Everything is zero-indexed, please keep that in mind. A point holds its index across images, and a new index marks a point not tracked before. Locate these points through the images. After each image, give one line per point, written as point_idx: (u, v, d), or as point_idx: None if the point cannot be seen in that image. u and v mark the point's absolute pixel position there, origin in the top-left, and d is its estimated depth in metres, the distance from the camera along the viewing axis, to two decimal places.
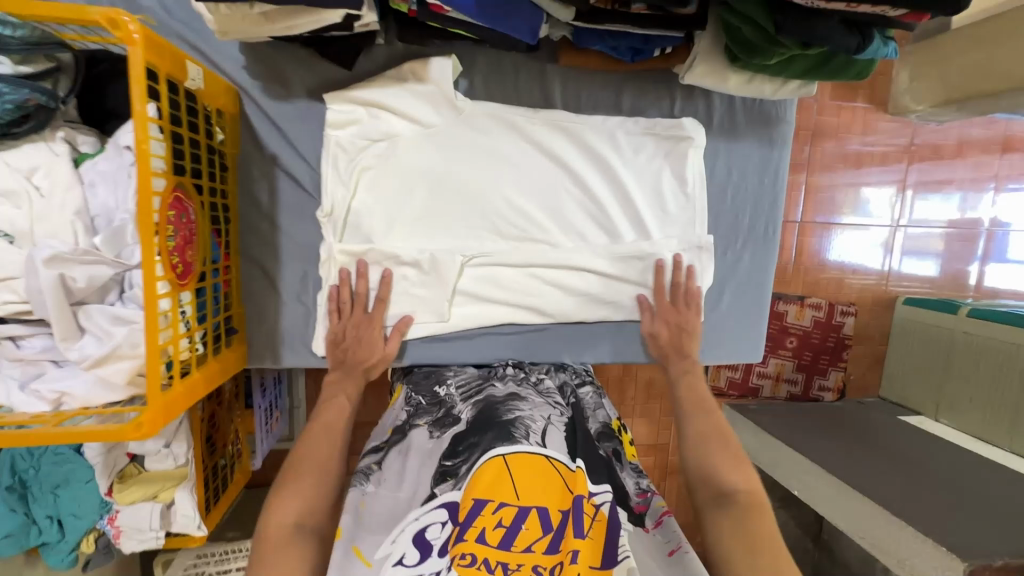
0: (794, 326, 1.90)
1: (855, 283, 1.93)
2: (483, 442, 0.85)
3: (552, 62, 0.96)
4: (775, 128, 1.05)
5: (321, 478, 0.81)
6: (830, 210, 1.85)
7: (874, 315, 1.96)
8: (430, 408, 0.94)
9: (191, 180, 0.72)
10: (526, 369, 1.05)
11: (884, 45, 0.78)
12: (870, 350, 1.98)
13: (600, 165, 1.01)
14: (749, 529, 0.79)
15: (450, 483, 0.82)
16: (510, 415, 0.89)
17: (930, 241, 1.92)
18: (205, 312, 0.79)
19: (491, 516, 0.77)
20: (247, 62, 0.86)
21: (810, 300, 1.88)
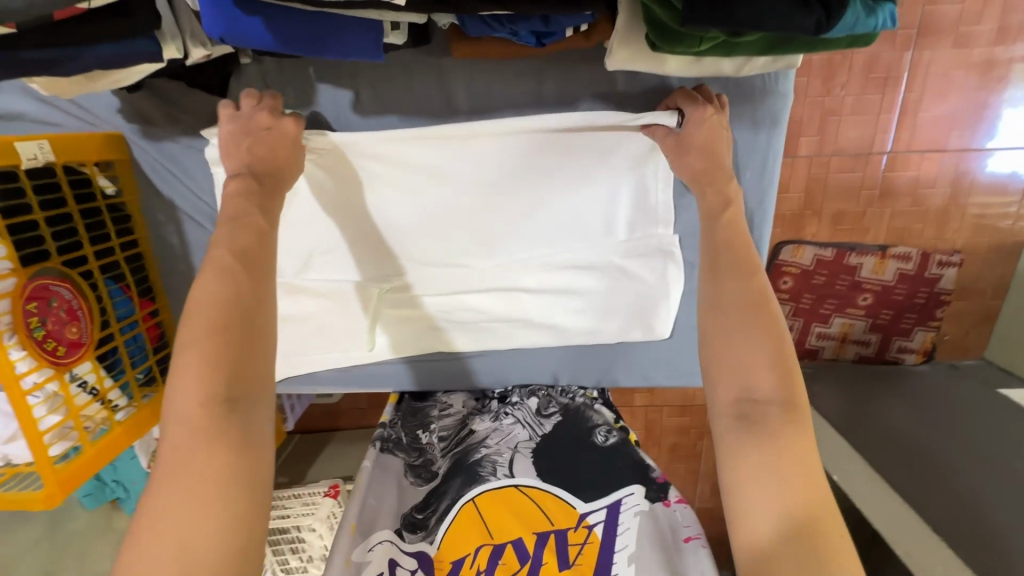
0: (869, 280, 1.47)
1: (970, 224, 1.42)
2: (451, 490, 0.84)
3: (448, 54, 0.78)
4: (760, 103, 0.78)
5: (237, 341, 0.54)
6: (938, 134, 1.32)
7: (991, 264, 1.46)
8: (408, 451, 0.91)
9: (59, 258, 0.73)
10: (511, 395, 1.00)
11: (863, 16, 0.53)
12: (978, 307, 1.50)
13: (527, 174, 0.84)
14: (790, 483, 0.54)
15: (419, 536, 0.79)
16: (477, 455, 0.89)
17: None
18: (122, 368, 0.84)
19: (470, 569, 0.75)
20: (121, 105, 0.81)
21: (895, 249, 1.44)
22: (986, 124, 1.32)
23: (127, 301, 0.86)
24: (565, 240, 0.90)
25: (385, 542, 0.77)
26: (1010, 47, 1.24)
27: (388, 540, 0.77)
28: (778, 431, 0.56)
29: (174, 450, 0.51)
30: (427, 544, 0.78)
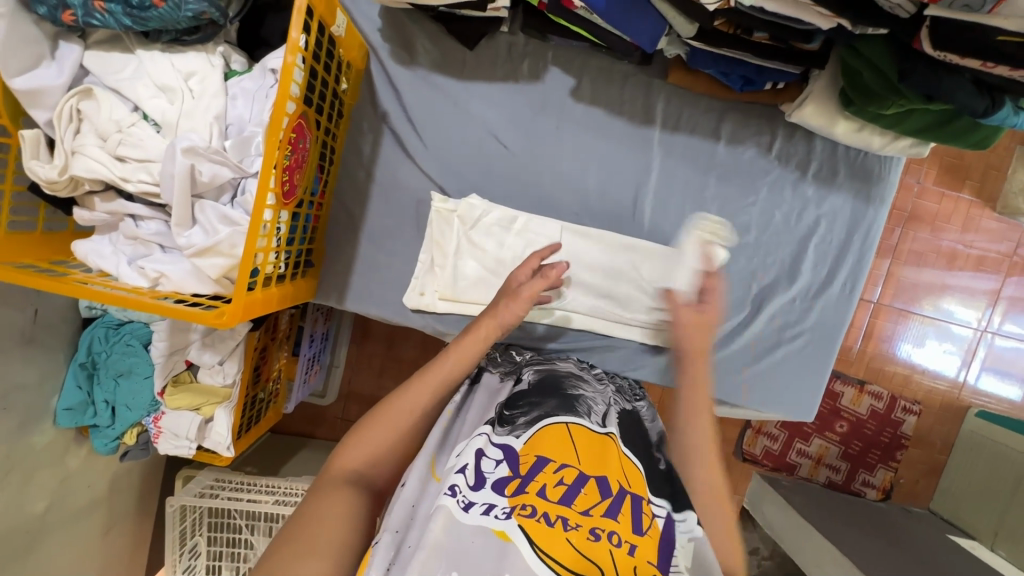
0: (847, 410, 1.65)
1: (924, 384, 1.68)
2: (545, 406, 0.79)
3: (660, 78, 0.99)
4: (874, 185, 1.02)
5: (388, 439, 0.74)
6: (910, 298, 1.64)
7: (941, 420, 1.67)
8: (502, 364, 0.94)
9: (313, 113, 0.79)
10: (612, 376, 1.02)
11: (1014, 114, 0.75)
12: (927, 457, 1.69)
13: (687, 186, 1.02)
14: None
15: (505, 430, 0.75)
16: (574, 390, 0.85)
17: (1017, 360, 1.66)
18: (294, 236, 0.86)
19: (552, 474, 0.69)
20: (383, 26, 0.95)
21: (871, 386, 1.66)
22: (946, 300, 1.64)
23: (319, 180, 0.92)
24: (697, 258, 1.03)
25: (482, 435, 0.73)
26: (968, 244, 1.63)
27: (484, 433, 0.73)
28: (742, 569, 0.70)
29: (315, 495, 0.67)
30: (513, 438, 0.74)
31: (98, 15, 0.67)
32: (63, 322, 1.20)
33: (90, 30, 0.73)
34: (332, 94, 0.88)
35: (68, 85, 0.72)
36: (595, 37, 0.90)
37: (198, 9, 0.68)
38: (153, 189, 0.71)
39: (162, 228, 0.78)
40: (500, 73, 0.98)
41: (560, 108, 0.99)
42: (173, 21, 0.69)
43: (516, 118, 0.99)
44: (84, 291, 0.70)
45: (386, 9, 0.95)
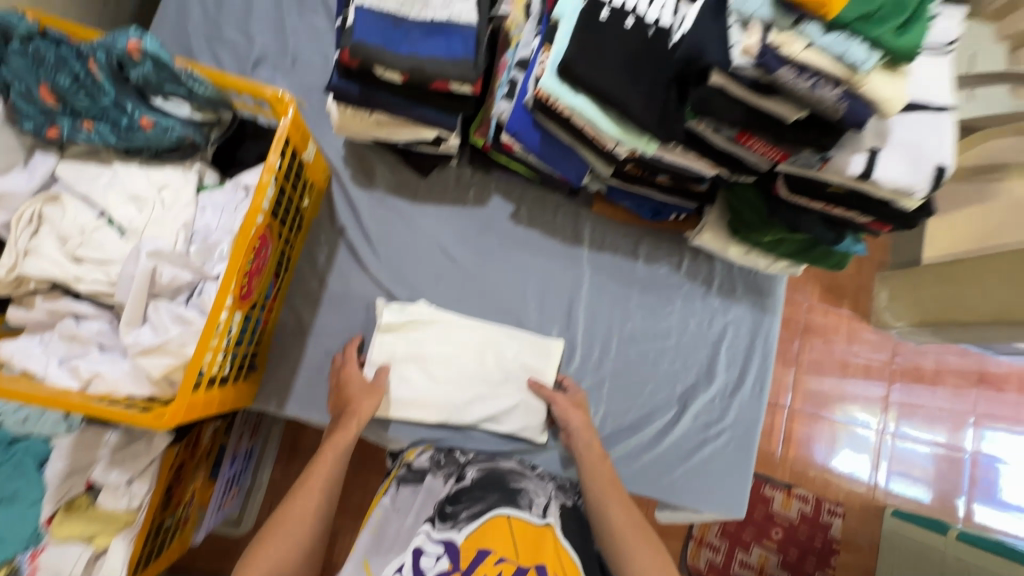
0: (779, 515, 1.71)
1: (843, 485, 1.76)
2: (488, 499, 0.81)
3: (586, 207, 1.17)
4: (767, 297, 1.20)
5: (289, 551, 0.79)
6: (819, 403, 1.75)
7: (863, 522, 1.74)
8: (444, 465, 0.90)
9: (277, 224, 0.86)
10: (556, 477, 1.04)
11: (855, 244, 0.99)
12: (860, 564, 1.73)
13: (612, 297, 1.15)
14: None
15: (447, 524, 0.78)
16: (517, 484, 0.85)
17: (917, 463, 1.77)
18: (244, 337, 0.87)
19: (491, 567, 0.73)
20: (346, 155, 1.08)
21: (798, 490, 1.73)
22: (844, 407, 1.76)
23: (273, 285, 0.96)
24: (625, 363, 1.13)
25: (421, 533, 0.77)
26: (853, 348, 1.77)
27: (423, 531, 0.77)
28: None
29: None
30: (455, 532, 0.77)
31: (84, 132, 0.74)
32: None
33: (69, 144, 0.78)
34: (296, 210, 0.97)
35: (36, 190, 0.75)
36: (530, 171, 1.06)
37: (182, 133, 0.76)
38: (106, 289, 0.72)
39: (105, 327, 0.77)
40: (449, 197, 1.12)
41: (501, 228, 1.13)
42: (157, 141, 0.76)
43: (463, 235, 1.11)
44: (4, 392, 0.67)
45: (349, 142, 1.08)
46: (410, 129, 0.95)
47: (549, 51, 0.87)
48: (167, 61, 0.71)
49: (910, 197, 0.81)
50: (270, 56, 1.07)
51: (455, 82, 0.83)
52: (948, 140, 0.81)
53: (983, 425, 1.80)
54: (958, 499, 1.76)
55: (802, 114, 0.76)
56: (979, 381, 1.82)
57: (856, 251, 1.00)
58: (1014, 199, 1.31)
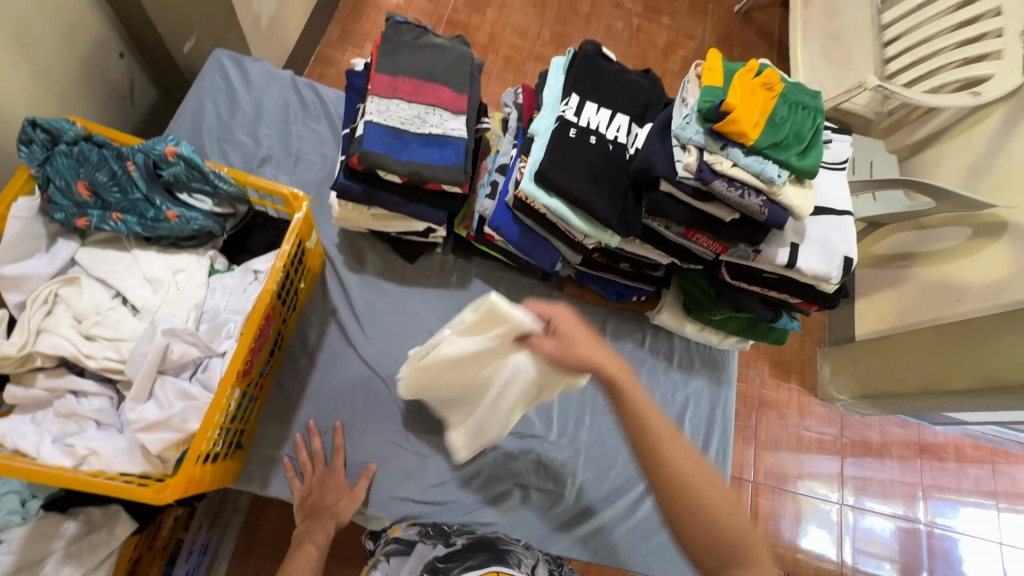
0: None
1: (812, 560, 1.72)
2: (479, 556, 0.85)
3: (557, 289, 1.29)
4: (721, 370, 1.32)
5: None
6: (781, 477, 1.78)
7: None
8: (433, 537, 0.93)
9: (279, 306, 0.94)
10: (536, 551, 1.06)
11: (790, 320, 1.14)
12: None
13: (584, 372, 1.24)
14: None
15: None
16: (505, 547, 0.90)
17: (881, 539, 1.76)
18: (238, 413, 0.91)
19: None
20: (340, 243, 1.18)
21: None
22: (802, 481, 1.79)
23: (267, 363, 1.00)
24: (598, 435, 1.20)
25: None
26: (805, 421, 1.85)
27: None
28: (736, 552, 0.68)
29: None
30: None
31: (111, 224, 0.81)
32: None
33: (92, 232, 0.85)
34: (294, 293, 1.05)
35: (54, 273, 0.80)
36: (508, 258, 1.19)
37: (203, 224, 0.85)
38: (116, 366, 0.76)
39: (105, 404, 0.80)
40: (434, 280, 1.22)
41: None
42: (179, 232, 0.84)
43: (446, 315, 1.20)
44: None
45: (344, 232, 1.19)
46: (401, 221, 1.07)
47: (527, 160, 1.04)
48: (199, 162, 0.82)
49: (828, 281, 0.99)
50: (275, 156, 1.20)
51: (447, 184, 0.96)
52: (851, 234, 0.99)
53: (932, 498, 1.81)
54: (921, 575, 1.74)
55: (735, 215, 0.92)
56: (921, 453, 1.87)
57: (793, 327, 1.15)
58: (920, 284, 1.54)
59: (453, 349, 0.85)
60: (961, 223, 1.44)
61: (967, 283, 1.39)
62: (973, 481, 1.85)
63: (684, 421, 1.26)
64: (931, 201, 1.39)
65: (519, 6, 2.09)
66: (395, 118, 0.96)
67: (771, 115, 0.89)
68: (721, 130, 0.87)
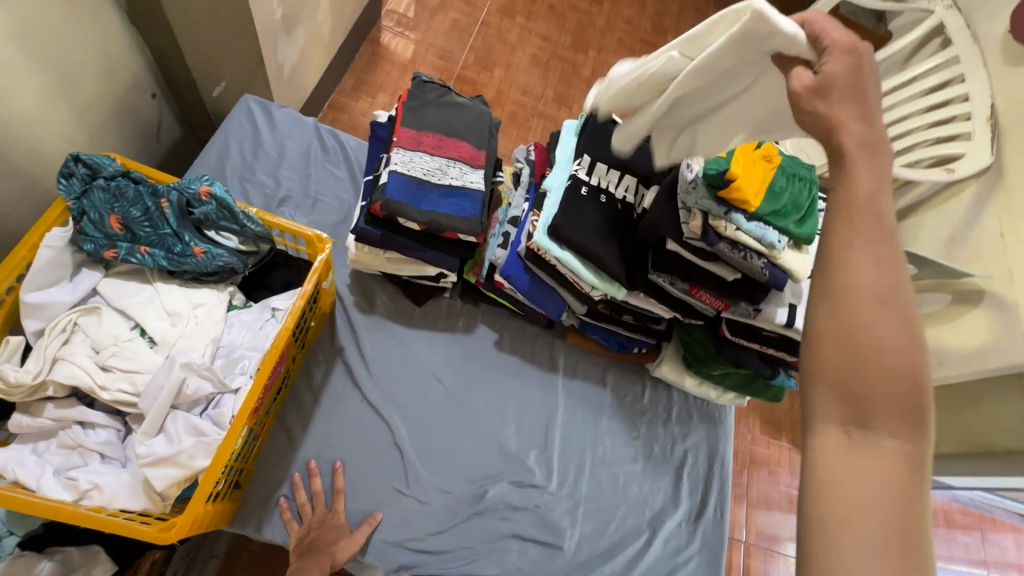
0: None
1: None
2: None
3: (561, 338, 1.31)
4: (719, 426, 1.33)
5: None
6: (773, 538, 1.76)
7: None
8: None
9: (293, 346, 0.96)
10: None
11: (787, 378, 1.17)
12: None
13: (584, 422, 1.25)
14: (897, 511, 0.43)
15: None
16: None
17: None
18: (243, 450, 0.90)
19: None
20: (351, 284, 1.20)
21: None
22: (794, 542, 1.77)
23: (273, 402, 1.00)
24: (596, 487, 1.19)
25: None
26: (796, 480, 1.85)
27: None
28: (880, 437, 0.45)
29: None
30: None
31: (137, 256, 0.83)
32: None
33: (116, 263, 0.86)
34: (305, 334, 1.06)
35: (75, 302, 0.82)
36: (515, 306, 1.22)
37: (228, 260, 0.87)
38: (130, 398, 0.76)
39: (112, 437, 0.79)
40: (441, 324, 1.24)
41: (486, 354, 1.24)
42: (203, 267, 0.86)
43: (451, 359, 1.22)
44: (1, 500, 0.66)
45: (355, 273, 1.22)
46: (414, 266, 1.10)
47: (540, 214, 1.09)
48: (230, 203, 0.86)
49: None
50: (293, 196, 1.24)
51: (464, 233, 1.00)
52: None
53: None
54: None
55: (736, 274, 0.98)
56: None
57: (789, 384, 1.19)
58: None
59: (696, 62, 0.78)
60: (943, 289, 1.49)
61: (950, 347, 1.43)
62: (963, 550, 1.84)
63: (683, 475, 1.26)
64: (912, 267, 1.45)
65: (525, 67, 2.22)
66: (418, 168, 1.01)
67: (771, 184, 0.96)
68: (727, 196, 0.92)
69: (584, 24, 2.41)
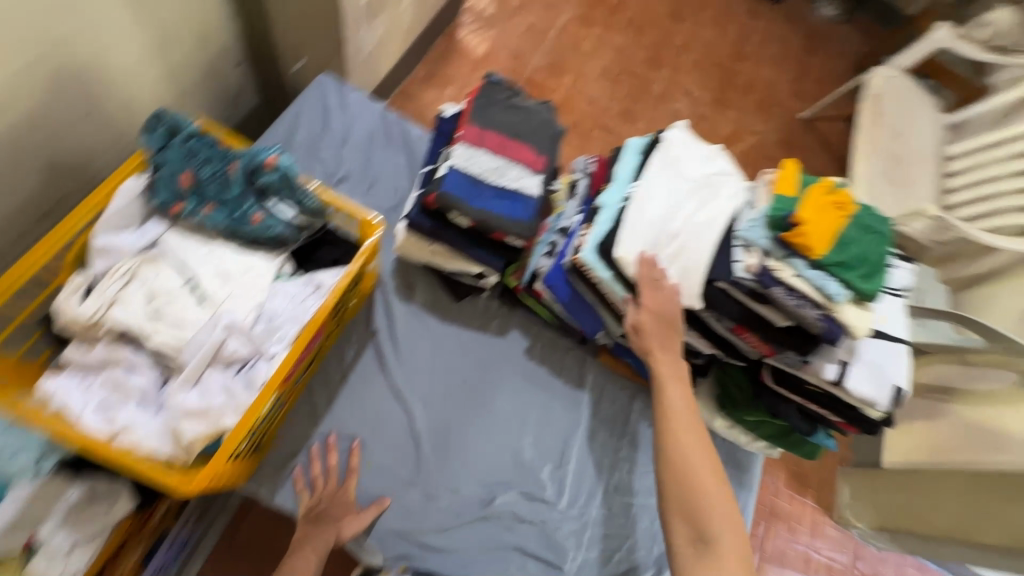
0: None
1: None
2: None
3: (592, 355, 1.27)
4: (746, 474, 1.25)
5: None
6: None
7: None
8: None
9: (331, 323, 0.98)
10: None
11: (825, 437, 1.11)
12: None
13: (604, 446, 1.21)
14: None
15: None
16: None
17: None
18: (268, 416, 0.92)
19: None
20: (395, 269, 1.22)
21: None
22: None
23: (304, 373, 1.03)
24: (606, 515, 1.15)
25: None
26: None
27: None
28: (718, 540, 0.87)
29: None
30: None
31: (202, 213, 0.88)
32: None
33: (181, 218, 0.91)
34: (344, 313, 1.09)
35: (139, 250, 0.86)
36: (551, 317, 1.20)
37: (281, 232, 0.90)
38: (173, 348, 0.80)
39: (151, 383, 0.81)
40: (474, 322, 1.23)
41: (514, 359, 1.23)
42: (258, 234, 0.89)
43: (481, 358, 1.21)
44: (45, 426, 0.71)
45: (400, 260, 1.23)
46: (456, 261, 1.10)
47: (589, 229, 1.06)
48: (294, 175, 0.88)
49: (875, 409, 0.96)
50: (353, 176, 1.27)
51: (511, 237, 1.00)
52: (906, 368, 0.97)
53: None
54: None
55: (788, 322, 0.92)
56: None
57: (828, 444, 1.12)
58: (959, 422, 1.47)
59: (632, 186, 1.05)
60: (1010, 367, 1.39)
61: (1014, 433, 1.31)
62: None
63: None
64: (982, 339, 1.34)
65: (595, 78, 2.20)
66: (477, 167, 1.01)
67: (840, 233, 0.91)
68: (789, 241, 0.89)
69: (662, 41, 2.36)
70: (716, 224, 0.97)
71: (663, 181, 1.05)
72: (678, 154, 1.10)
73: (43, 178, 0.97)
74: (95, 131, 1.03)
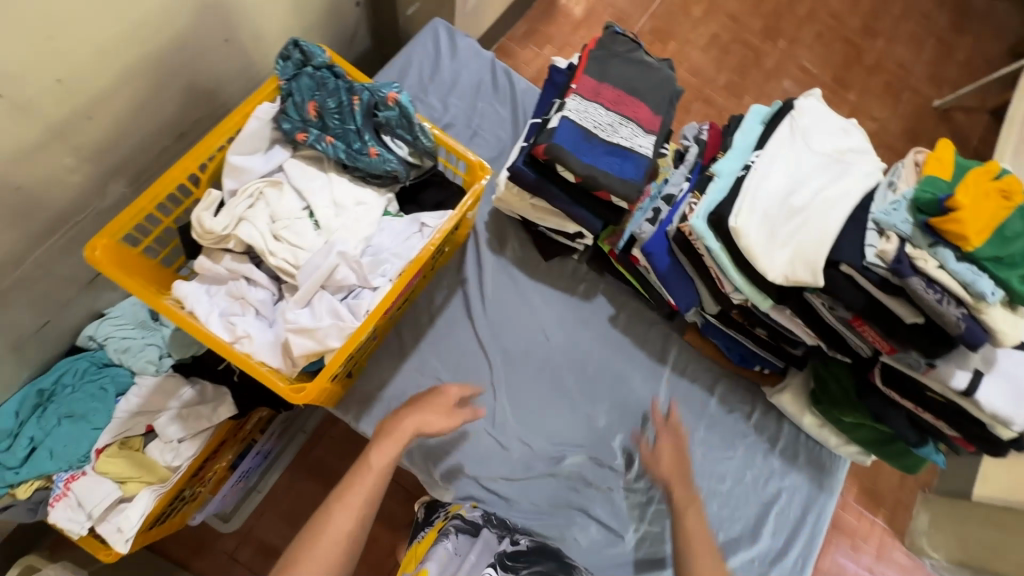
0: None
1: None
2: (544, 564, 0.93)
3: (678, 332, 1.23)
4: (828, 477, 1.18)
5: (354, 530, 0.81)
6: None
7: None
8: (498, 526, 1.02)
9: (429, 264, 1.01)
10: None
11: (934, 452, 1.01)
12: None
13: (679, 424, 1.17)
14: None
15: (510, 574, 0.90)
16: (563, 555, 0.99)
17: None
18: (364, 345, 0.97)
19: None
20: (488, 221, 1.22)
21: None
22: None
23: (396, 311, 1.07)
24: None
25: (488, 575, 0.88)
26: None
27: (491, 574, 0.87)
28: None
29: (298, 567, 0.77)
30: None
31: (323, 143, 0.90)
32: (58, 339, 1.11)
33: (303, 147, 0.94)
34: (439, 258, 1.11)
35: (265, 172, 0.91)
36: (642, 287, 1.16)
37: (394, 168, 0.91)
38: (289, 268, 0.85)
39: (267, 297, 0.88)
40: (561, 283, 1.22)
41: (597, 325, 1.21)
42: (372, 168, 0.91)
43: (564, 319, 1.20)
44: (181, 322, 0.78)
45: (495, 212, 1.23)
46: (554, 218, 1.09)
47: (699, 198, 1.01)
48: (411, 113, 0.90)
49: (1006, 426, 0.86)
50: (456, 125, 1.28)
51: (617, 197, 0.96)
52: None
53: None
54: None
55: (919, 318, 0.84)
56: None
57: (935, 460, 1.03)
58: None
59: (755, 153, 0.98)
60: None
61: None
62: None
63: (771, 513, 1.15)
64: None
65: (706, 46, 2.05)
66: (591, 120, 0.98)
67: (1002, 226, 0.80)
68: (938, 226, 0.81)
69: (785, 8, 2.15)
70: (847, 203, 0.89)
71: (790, 152, 0.97)
72: (811, 123, 1.00)
73: (182, 101, 1.04)
74: (228, 60, 1.08)
